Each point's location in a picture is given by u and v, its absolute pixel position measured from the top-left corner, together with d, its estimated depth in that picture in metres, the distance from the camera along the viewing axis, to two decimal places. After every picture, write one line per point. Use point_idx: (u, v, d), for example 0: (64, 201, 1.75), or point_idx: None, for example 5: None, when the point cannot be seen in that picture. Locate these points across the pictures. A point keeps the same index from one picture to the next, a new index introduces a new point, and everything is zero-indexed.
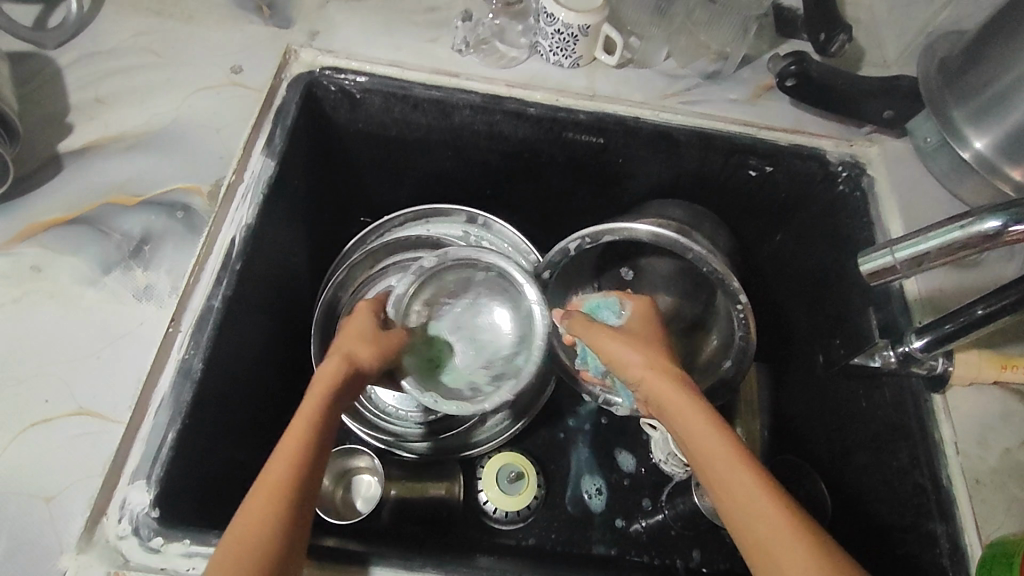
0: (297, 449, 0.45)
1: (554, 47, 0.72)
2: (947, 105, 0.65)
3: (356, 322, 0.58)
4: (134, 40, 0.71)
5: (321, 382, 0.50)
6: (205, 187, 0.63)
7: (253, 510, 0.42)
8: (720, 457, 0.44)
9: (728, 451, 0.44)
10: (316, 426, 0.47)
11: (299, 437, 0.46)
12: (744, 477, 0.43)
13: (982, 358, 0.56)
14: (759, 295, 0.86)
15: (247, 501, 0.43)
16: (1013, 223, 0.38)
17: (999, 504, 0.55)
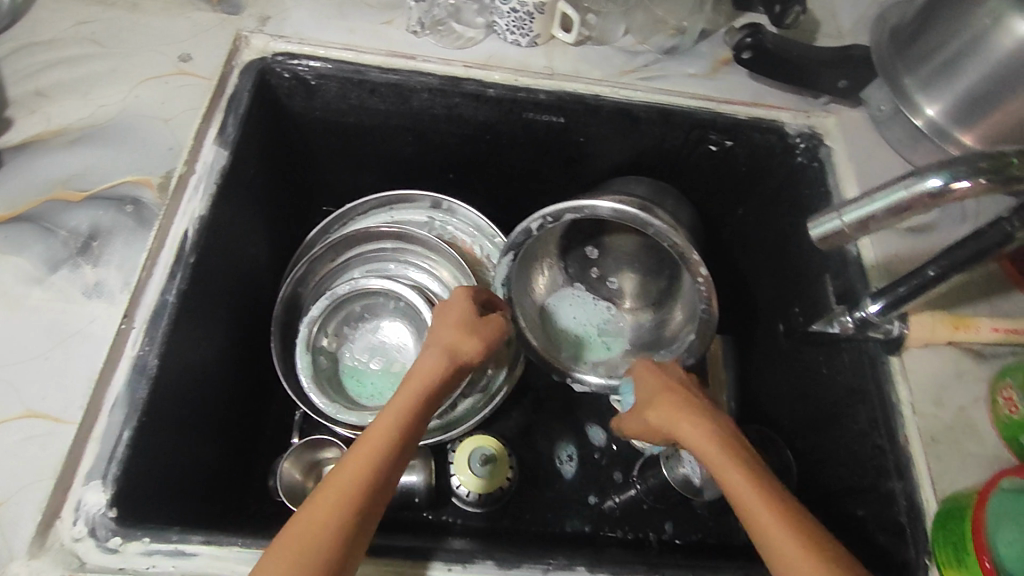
0: (381, 444, 0.47)
1: (511, 26, 0.72)
2: (899, 74, 0.66)
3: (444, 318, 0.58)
4: (75, 30, 0.69)
5: (415, 379, 0.53)
6: (156, 178, 0.61)
7: (323, 502, 0.43)
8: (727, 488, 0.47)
9: (731, 478, 0.47)
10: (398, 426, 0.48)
11: (386, 431, 0.48)
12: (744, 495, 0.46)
13: (935, 320, 0.59)
14: (723, 269, 0.86)
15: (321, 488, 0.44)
16: (954, 180, 0.38)
17: (953, 461, 0.57)
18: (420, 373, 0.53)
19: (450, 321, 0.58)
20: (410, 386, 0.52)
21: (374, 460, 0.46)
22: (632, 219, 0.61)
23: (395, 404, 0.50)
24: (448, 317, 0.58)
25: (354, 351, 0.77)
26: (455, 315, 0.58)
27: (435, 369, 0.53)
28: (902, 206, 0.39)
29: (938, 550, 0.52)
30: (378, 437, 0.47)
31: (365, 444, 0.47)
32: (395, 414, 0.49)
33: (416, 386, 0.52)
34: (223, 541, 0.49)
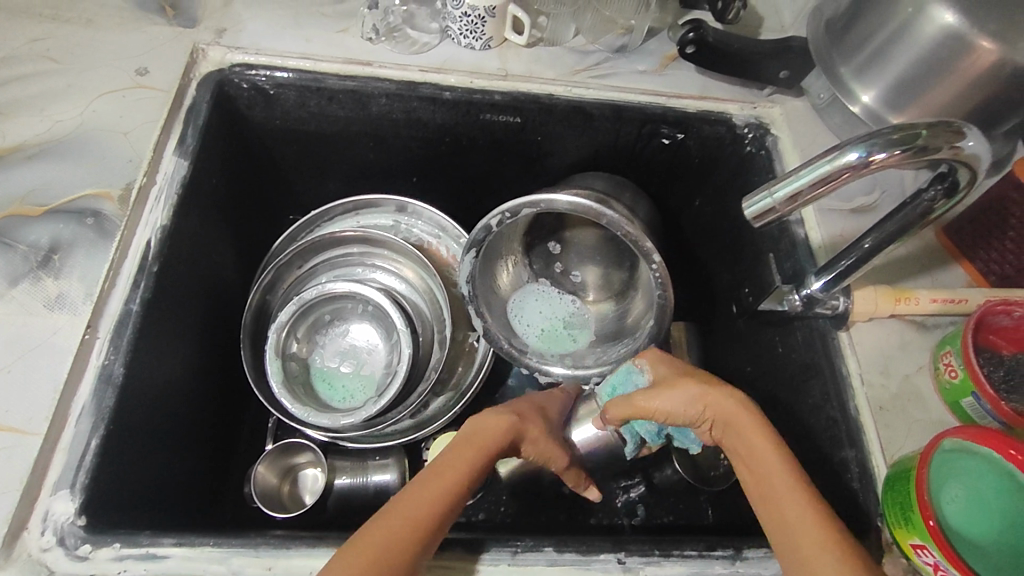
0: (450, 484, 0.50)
1: (464, 30, 0.74)
2: (835, 63, 0.69)
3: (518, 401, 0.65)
4: (29, 48, 0.69)
5: (480, 434, 0.55)
6: (116, 191, 0.62)
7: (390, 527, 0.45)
8: (765, 476, 0.49)
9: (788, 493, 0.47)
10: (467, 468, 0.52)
11: (456, 472, 0.51)
12: (783, 484, 0.48)
13: (877, 294, 0.62)
14: (684, 259, 0.89)
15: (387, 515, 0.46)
16: (870, 152, 0.43)
17: (900, 427, 0.59)
18: (485, 423, 0.56)
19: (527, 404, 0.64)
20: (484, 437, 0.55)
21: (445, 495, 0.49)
22: (586, 211, 0.63)
23: (465, 447, 0.53)
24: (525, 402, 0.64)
25: (325, 355, 0.78)
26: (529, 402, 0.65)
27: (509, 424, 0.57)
28: (827, 178, 0.43)
29: (887, 509, 0.54)
30: (451, 480, 0.50)
31: (435, 480, 0.50)
32: (469, 460, 0.52)
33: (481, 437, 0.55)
34: (195, 542, 0.50)
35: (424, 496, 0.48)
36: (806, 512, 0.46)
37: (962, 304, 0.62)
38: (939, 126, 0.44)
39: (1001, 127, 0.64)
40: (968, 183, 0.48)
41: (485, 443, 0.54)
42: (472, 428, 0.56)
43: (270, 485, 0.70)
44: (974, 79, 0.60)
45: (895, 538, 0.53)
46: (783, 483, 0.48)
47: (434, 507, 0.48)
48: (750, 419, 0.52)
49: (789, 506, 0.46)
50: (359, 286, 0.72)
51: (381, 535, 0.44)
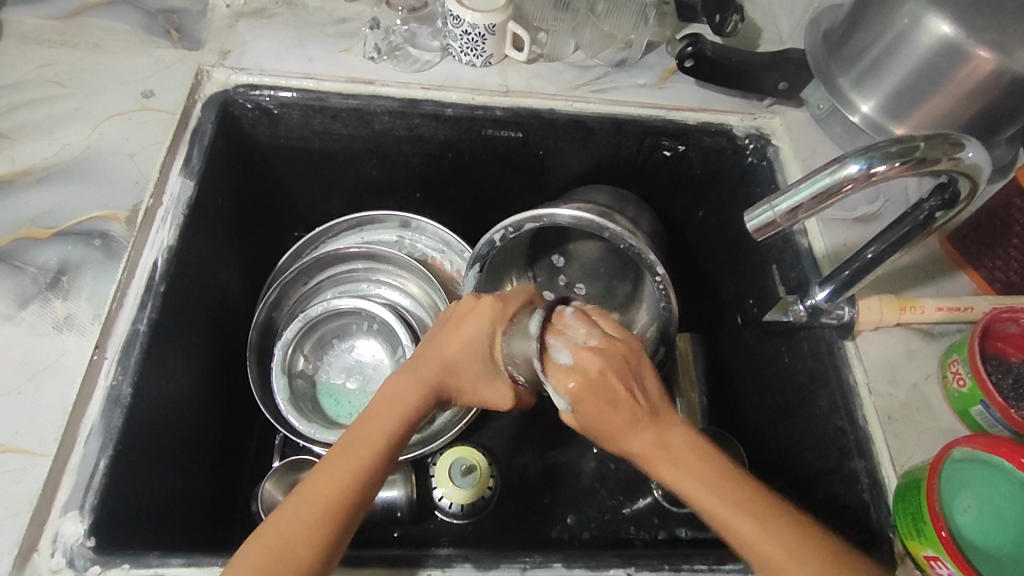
0: (369, 455, 0.44)
1: (464, 47, 0.75)
2: (833, 74, 0.69)
3: (436, 334, 0.51)
4: (37, 73, 0.71)
5: (392, 401, 0.47)
6: (123, 213, 0.62)
7: (297, 515, 0.41)
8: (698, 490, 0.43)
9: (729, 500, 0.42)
10: (391, 436, 0.46)
11: (375, 441, 0.45)
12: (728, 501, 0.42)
13: (882, 303, 0.62)
14: (688, 270, 0.89)
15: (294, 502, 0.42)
16: (870, 165, 0.43)
17: (910, 436, 0.59)
18: (394, 390, 0.48)
19: (453, 350, 0.50)
20: (395, 404, 0.47)
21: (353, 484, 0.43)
22: (587, 223, 0.64)
23: (378, 413, 0.46)
24: (449, 338, 0.50)
25: (331, 372, 0.78)
26: (459, 329, 0.50)
27: (424, 383, 0.48)
28: (828, 191, 0.43)
29: (899, 521, 0.54)
30: (358, 465, 0.44)
31: (337, 465, 0.43)
32: (387, 424, 0.46)
33: (392, 404, 0.47)
34: (203, 562, 0.49)
35: (325, 488, 0.42)
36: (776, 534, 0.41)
37: (967, 312, 0.62)
38: (937, 138, 0.44)
39: (1002, 134, 0.65)
40: (969, 193, 0.50)
41: (398, 409, 0.47)
42: (387, 391, 0.48)
43: (276, 501, 0.68)
44: (973, 89, 0.61)
45: (909, 551, 0.53)
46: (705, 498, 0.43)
47: (337, 500, 0.42)
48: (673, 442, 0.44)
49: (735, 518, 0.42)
50: (364, 303, 0.72)
51: (287, 525, 0.41)
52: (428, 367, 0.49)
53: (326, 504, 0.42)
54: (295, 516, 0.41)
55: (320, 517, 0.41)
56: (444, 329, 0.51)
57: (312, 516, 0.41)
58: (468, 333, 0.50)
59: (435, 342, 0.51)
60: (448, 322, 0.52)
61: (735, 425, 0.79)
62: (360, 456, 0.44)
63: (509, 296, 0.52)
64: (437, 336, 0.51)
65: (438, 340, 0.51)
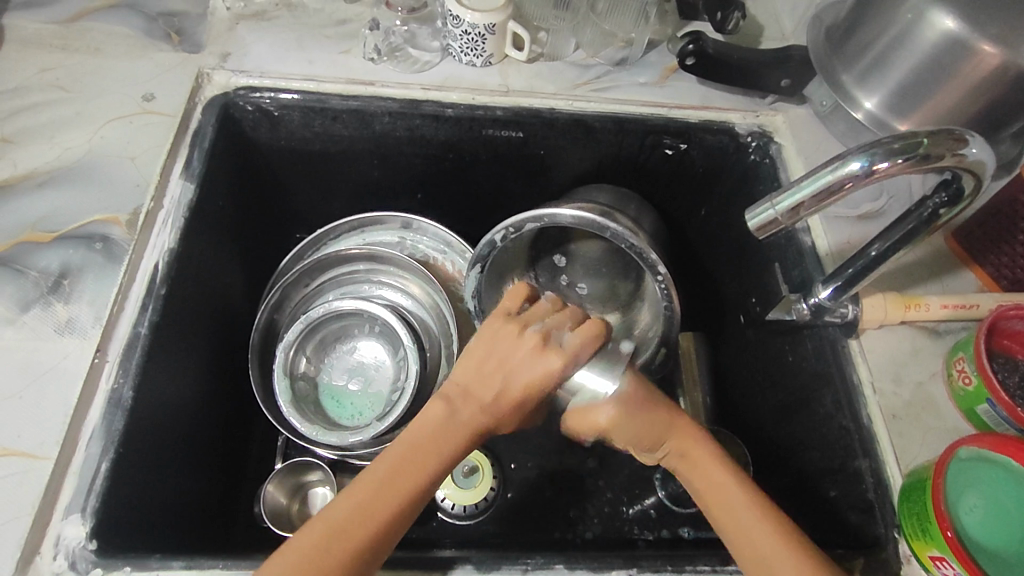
0: (413, 480, 0.47)
1: (464, 48, 0.75)
2: (836, 71, 0.68)
3: (478, 351, 0.51)
4: (39, 77, 0.71)
5: (433, 433, 0.49)
6: (124, 216, 0.63)
7: (338, 530, 0.43)
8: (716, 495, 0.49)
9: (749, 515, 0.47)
10: (435, 465, 0.48)
11: (420, 469, 0.47)
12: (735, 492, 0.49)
13: (887, 301, 0.61)
14: (691, 270, 0.88)
15: (335, 515, 0.44)
16: (872, 162, 0.43)
17: (915, 436, 0.58)
18: (436, 421, 0.49)
19: (501, 381, 0.50)
20: (437, 437, 0.49)
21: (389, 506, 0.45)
22: (589, 223, 0.63)
23: (424, 440, 0.48)
24: (494, 363, 0.51)
25: (333, 373, 0.78)
26: (499, 353, 0.51)
27: (465, 417, 0.50)
28: (829, 189, 0.43)
29: (905, 521, 0.53)
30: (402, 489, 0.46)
31: (378, 488, 0.45)
32: (432, 455, 0.48)
33: (431, 437, 0.49)
34: (204, 564, 0.49)
35: (367, 510, 0.44)
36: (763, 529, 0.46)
37: (972, 310, 0.61)
38: (940, 134, 0.44)
39: (1008, 130, 0.64)
40: (973, 189, 0.49)
41: (443, 439, 0.49)
42: (428, 422, 0.50)
43: (280, 504, 0.70)
44: (977, 83, 0.60)
45: (914, 551, 0.52)
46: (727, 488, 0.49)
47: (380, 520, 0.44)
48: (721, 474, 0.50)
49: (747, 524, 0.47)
50: (365, 304, 0.72)
51: (327, 537, 0.43)
52: (470, 396, 0.51)
53: (368, 521, 0.44)
54: (334, 529, 0.43)
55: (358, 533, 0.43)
56: (489, 350, 0.51)
57: (348, 537, 0.43)
58: (515, 367, 0.50)
59: (474, 357, 0.51)
60: (490, 339, 0.52)
61: (739, 426, 0.78)
62: (406, 483, 0.46)
63: (556, 339, 0.50)
64: (477, 353, 0.52)
65: (480, 367, 0.51)
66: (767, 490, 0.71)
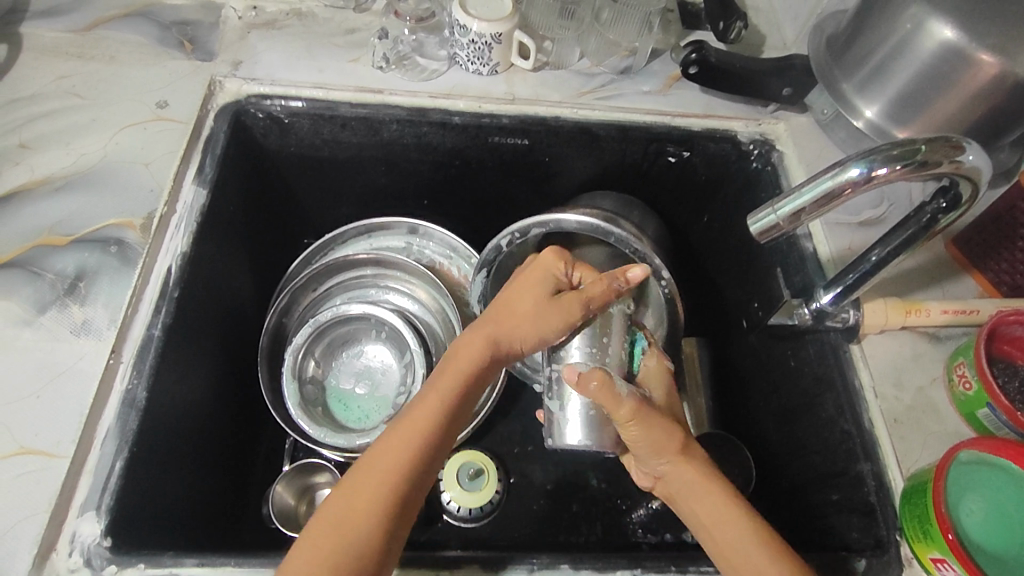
0: (427, 426, 0.50)
1: (471, 56, 0.76)
2: (837, 80, 0.70)
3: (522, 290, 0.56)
4: (55, 85, 0.72)
5: (454, 365, 0.53)
6: (138, 220, 0.64)
7: (366, 485, 0.47)
8: (715, 514, 0.51)
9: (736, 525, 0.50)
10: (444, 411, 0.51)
11: (428, 416, 0.50)
12: (722, 501, 0.51)
13: (887, 307, 0.62)
14: (695, 275, 0.89)
15: (359, 470, 0.48)
16: (870, 168, 0.44)
17: (917, 441, 0.59)
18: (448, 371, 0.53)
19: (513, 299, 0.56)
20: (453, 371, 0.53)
21: (406, 459, 0.49)
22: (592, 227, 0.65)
23: (433, 384, 0.52)
24: (516, 291, 0.57)
25: (341, 376, 0.79)
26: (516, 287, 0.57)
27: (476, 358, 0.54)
28: (831, 194, 0.44)
29: (906, 524, 0.54)
30: (418, 428, 0.50)
31: (401, 436, 0.49)
32: (440, 398, 0.52)
33: (450, 384, 0.52)
34: (216, 562, 0.50)
35: (387, 461, 0.48)
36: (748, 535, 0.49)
37: (973, 315, 0.62)
38: (938, 141, 0.45)
39: (1007, 138, 0.65)
40: (971, 196, 0.50)
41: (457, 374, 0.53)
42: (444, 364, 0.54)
43: (288, 504, 0.71)
44: (977, 92, 0.61)
45: (915, 553, 0.53)
46: (711, 490, 0.51)
47: (399, 473, 0.48)
48: (706, 482, 0.52)
49: (733, 535, 0.49)
50: (372, 308, 0.73)
51: (365, 489, 0.47)
52: (479, 341, 0.54)
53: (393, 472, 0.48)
54: (371, 482, 0.47)
55: (384, 490, 0.47)
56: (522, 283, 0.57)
57: (381, 485, 0.48)
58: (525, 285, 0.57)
59: (502, 298, 0.57)
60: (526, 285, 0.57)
61: (742, 430, 0.79)
62: (416, 428, 0.50)
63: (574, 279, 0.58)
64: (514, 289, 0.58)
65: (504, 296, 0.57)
66: (770, 493, 0.72)
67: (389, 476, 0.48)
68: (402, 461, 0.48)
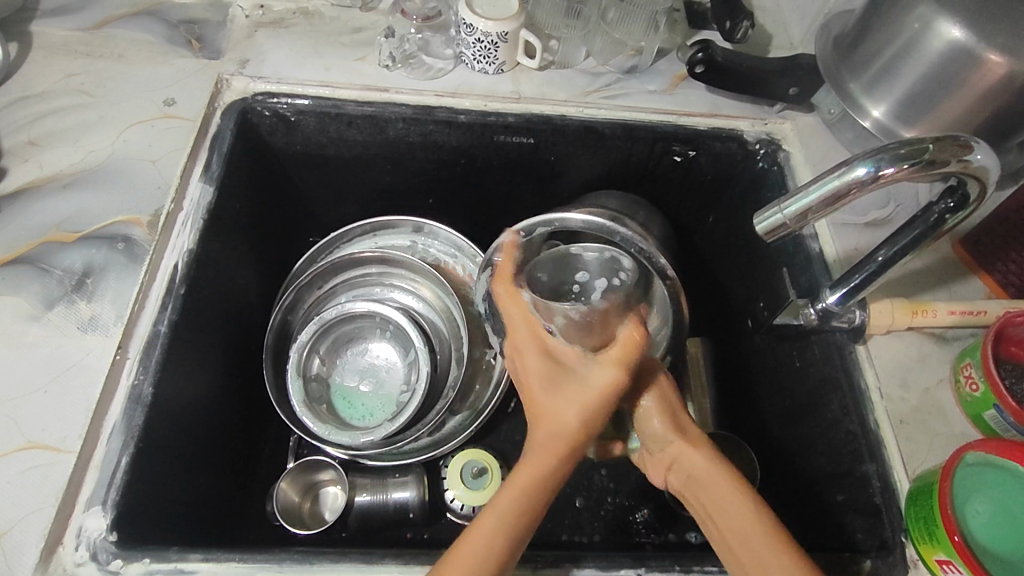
0: (534, 489, 0.49)
1: (477, 55, 0.76)
2: (843, 79, 0.69)
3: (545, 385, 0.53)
4: (64, 83, 0.73)
5: (557, 436, 0.50)
6: (145, 217, 0.64)
7: (478, 535, 0.47)
8: (717, 499, 0.49)
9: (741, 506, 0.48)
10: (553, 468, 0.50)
11: (536, 476, 0.49)
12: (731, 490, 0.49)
13: (894, 307, 0.62)
14: (700, 275, 0.89)
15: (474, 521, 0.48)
16: (878, 166, 0.43)
17: (922, 441, 0.59)
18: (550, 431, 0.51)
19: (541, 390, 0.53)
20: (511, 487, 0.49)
21: (514, 519, 0.47)
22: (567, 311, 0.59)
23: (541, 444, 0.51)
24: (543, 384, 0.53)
25: (345, 373, 0.79)
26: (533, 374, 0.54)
27: (555, 457, 0.50)
28: (836, 194, 0.44)
29: (911, 526, 0.53)
30: (528, 490, 0.49)
31: (509, 497, 0.48)
32: (550, 459, 0.50)
33: (526, 485, 0.49)
34: (221, 557, 0.50)
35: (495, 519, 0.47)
36: (764, 527, 0.46)
37: (980, 316, 0.62)
38: (947, 140, 0.44)
39: (1015, 138, 0.64)
40: (979, 195, 0.50)
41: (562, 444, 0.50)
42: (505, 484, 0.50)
43: (292, 501, 0.71)
44: (984, 92, 0.61)
45: (920, 554, 0.52)
46: (710, 471, 0.50)
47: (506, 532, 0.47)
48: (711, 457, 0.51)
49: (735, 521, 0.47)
50: (378, 306, 0.74)
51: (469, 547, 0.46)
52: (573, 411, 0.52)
53: (499, 530, 0.47)
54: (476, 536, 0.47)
55: (488, 551, 0.46)
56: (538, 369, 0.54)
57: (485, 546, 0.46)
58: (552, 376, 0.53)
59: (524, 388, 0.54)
60: (543, 370, 0.54)
61: (747, 430, 0.79)
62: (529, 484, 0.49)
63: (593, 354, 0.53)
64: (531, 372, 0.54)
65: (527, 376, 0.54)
66: (774, 493, 0.72)
67: (499, 531, 0.47)
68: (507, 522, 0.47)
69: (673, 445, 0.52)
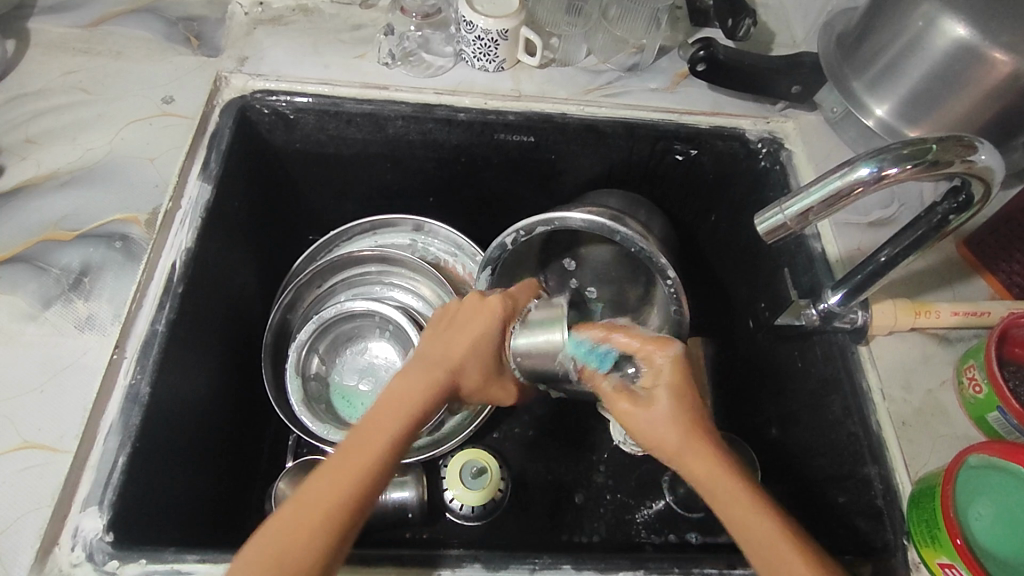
0: (374, 459, 0.44)
1: (477, 53, 0.76)
2: (846, 77, 0.69)
3: (479, 346, 0.53)
4: (63, 80, 0.73)
5: (413, 404, 0.48)
6: (143, 215, 0.64)
7: (304, 507, 0.41)
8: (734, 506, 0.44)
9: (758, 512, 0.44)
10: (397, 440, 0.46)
11: (377, 446, 0.45)
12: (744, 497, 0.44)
13: (897, 307, 0.61)
14: (701, 275, 0.89)
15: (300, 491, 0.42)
16: (880, 167, 0.43)
17: (925, 443, 0.58)
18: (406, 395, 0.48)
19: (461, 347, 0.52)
20: (406, 404, 0.48)
21: (350, 491, 0.43)
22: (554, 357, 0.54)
23: (387, 412, 0.47)
24: (465, 345, 0.53)
25: (344, 372, 0.79)
26: (474, 332, 0.53)
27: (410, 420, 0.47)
28: (838, 194, 0.43)
29: (914, 529, 0.53)
30: (371, 459, 0.44)
31: (345, 469, 0.43)
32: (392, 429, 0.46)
33: (363, 453, 0.44)
34: (217, 558, 0.50)
35: (326, 491, 0.42)
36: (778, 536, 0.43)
37: (984, 317, 0.61)
38: (950, 140, 0.44)
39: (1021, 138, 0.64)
40: (983, 196, 0.49)
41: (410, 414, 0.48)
42: (389, 396, 0.48)
43: None
44: (990, 90, 0.60)
45: (922, 558, 0.52)
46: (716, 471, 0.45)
47: (337, 508, 0.42)
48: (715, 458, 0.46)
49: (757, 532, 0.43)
50: (377, 305, 0.73)
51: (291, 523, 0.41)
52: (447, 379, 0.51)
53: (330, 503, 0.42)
54: (302, 510, 0.41)
55: (317, 525, 0.41)
56: (463, 329, 0.53)
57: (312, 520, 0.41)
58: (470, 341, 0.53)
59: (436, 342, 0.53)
60: (478, 332, 0.53)
61: (749, 432, 0.78)
62: (368, 458, 0.44)
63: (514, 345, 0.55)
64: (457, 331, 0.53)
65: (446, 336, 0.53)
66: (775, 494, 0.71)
67: (328, 502, 0.42)
68: (341, 495, 0.42)
69: (675, 452, 0.47)
